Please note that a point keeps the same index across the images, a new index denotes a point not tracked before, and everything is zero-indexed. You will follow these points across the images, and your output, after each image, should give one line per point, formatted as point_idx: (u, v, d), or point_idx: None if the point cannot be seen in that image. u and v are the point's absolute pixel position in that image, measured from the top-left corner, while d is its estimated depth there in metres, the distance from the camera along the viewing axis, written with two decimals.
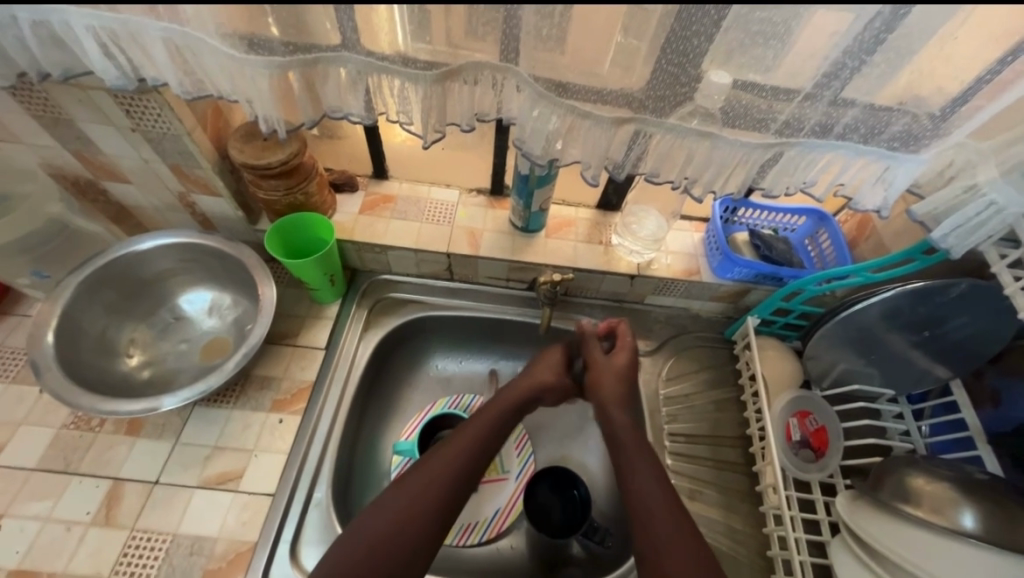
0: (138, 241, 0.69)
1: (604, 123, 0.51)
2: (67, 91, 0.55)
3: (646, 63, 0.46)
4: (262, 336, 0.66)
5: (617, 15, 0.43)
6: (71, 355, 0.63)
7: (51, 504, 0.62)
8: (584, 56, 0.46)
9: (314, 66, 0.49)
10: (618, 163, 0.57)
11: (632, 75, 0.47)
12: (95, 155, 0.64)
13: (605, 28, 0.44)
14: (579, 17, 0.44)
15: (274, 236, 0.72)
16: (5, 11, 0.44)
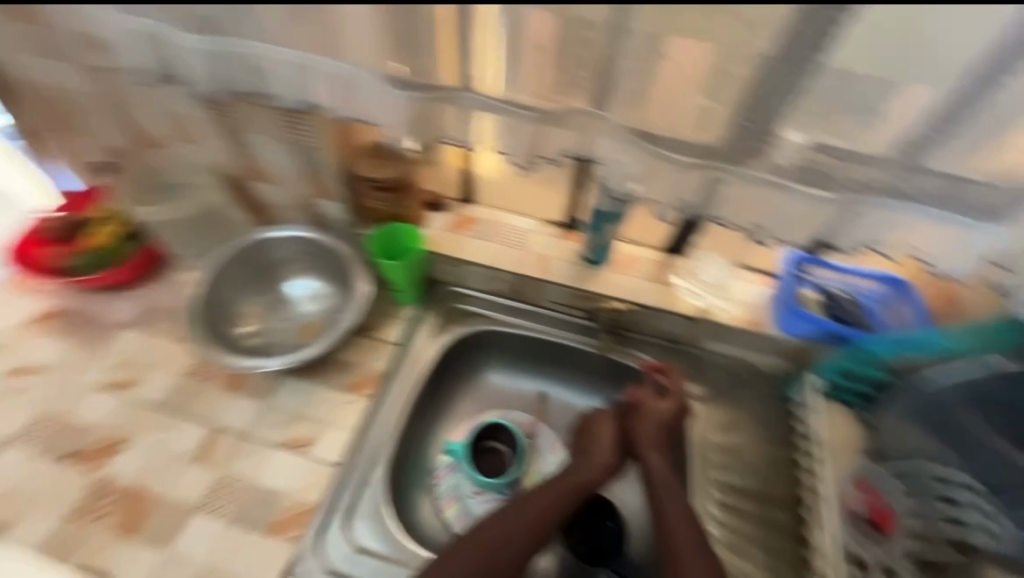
0: (266, 231, 0.82)
1: (682, 167, 0.57)
2: (249, 110, 0.71)
3: (725, 121, 0.53)
4: (358, 321, 0.80)
5: (699, 78, 0.50)
6: (210, 318, 0.78)
7: (163, 437, 0.74)
8: (663, 108, 0.54)
9: (441, 103, 0.61)
10: (691, 205, 0.61)
11: (707, 129, 0.54)
12: (252, 159, 0.80)
13: (690, 89, 0.51)
14: (662, 79, 0.51)
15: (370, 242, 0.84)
16: (233, 50, 0.58)
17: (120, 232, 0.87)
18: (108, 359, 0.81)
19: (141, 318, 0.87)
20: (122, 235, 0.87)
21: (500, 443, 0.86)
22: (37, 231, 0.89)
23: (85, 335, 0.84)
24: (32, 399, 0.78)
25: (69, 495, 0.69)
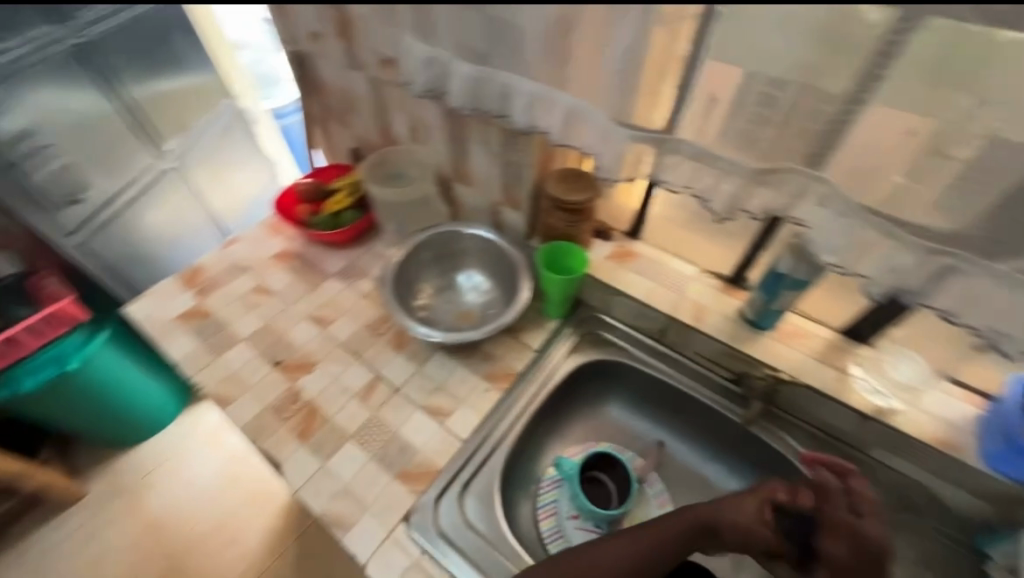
0: (462, 225, 0.96)
1: (915, 250, 0.56)
2: (479, 126, 0.84)
3: (929, 203, 0.55)
4: (512, 321, 0.86)
5: (902, 157, 0.54)
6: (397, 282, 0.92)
7: (339, 371, 0.89)
8: (859, 171, 0.56)
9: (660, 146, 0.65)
10: (911, 290, 0.58)
11: (906, 208, 0.56)
12: (464, 165, 0.95)
13: (891, 163, 0.55)
14: (863, 143, 0.54)
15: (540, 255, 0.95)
16: (492, 75, 0.70)
17: (353, 201, 1.09)
18: (316, 297, 1.02)
19: (345, 273, 1.07)
20: (353, 205, 1.10)
21: (606, 477, 0.86)
22: (294, 188, 1.15)
23: (305, 276, 1.06)
24: (262, 311, 0.99)
25: (269, 393, 0.86)
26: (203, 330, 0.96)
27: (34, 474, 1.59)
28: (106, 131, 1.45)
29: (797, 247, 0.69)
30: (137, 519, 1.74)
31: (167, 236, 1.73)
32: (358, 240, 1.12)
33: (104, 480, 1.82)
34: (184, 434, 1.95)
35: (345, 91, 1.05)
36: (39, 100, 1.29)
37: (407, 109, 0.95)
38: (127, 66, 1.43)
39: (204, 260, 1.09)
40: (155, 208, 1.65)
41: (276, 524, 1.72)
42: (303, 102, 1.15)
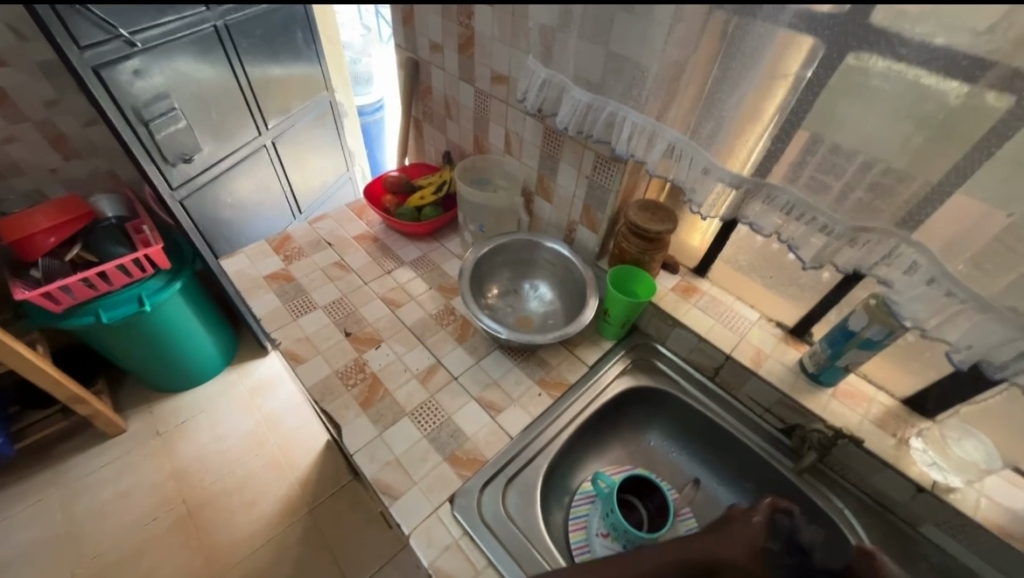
0: (543, 238, 1.00)
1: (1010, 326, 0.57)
2: (573, 146, 0.90)
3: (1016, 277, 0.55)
4: (574, 333, 0.88)
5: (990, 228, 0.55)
6: (473, 275, 0.96)
7: (402, 351, 0.94)
8: (942, 237, 0.58)
9: (759, 188, 0.68)
10: (999, 364, 0.60)
11: (995, 280, 0.57)
12: (550, 181, 1.01)
13: (976, 233, 0.56)
14: (946, 211, 0.57)
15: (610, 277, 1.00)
16: (602, 104, 0.75)
17: (435, 199, 1.18)
18: (388, 281, 1.09)
19: (417, 264, 1.14)
20: (434, 202, 1.18)
21: (639, 502, 0.85)
22: (383, 182, 1.25)
23: (381, 260, 1.14)
24: (339, 284, 1.07)
25: (337, 359, 0.92)
26: (285, 292, 1.03)
27: (87, 402, 1.69)
28: (222, 102, 1.59)
29: (875, 307, 0.70)
30: (165, 463, 1.82)
31: (250, 206, 1.90)
32: (433, 235, 1.21)
33: (143, 421, 1.92)
34: (223, 392, 2.05)
35: (449, 100, 1.15)
36: (176, 67, 1.41)
37: (506, 124, 1.03)
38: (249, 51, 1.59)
39: (294, 231, 1.19)
40: (243, 176, 1.80)
41: (293, 493, 1.77)
42: (408, 105, 1.26)
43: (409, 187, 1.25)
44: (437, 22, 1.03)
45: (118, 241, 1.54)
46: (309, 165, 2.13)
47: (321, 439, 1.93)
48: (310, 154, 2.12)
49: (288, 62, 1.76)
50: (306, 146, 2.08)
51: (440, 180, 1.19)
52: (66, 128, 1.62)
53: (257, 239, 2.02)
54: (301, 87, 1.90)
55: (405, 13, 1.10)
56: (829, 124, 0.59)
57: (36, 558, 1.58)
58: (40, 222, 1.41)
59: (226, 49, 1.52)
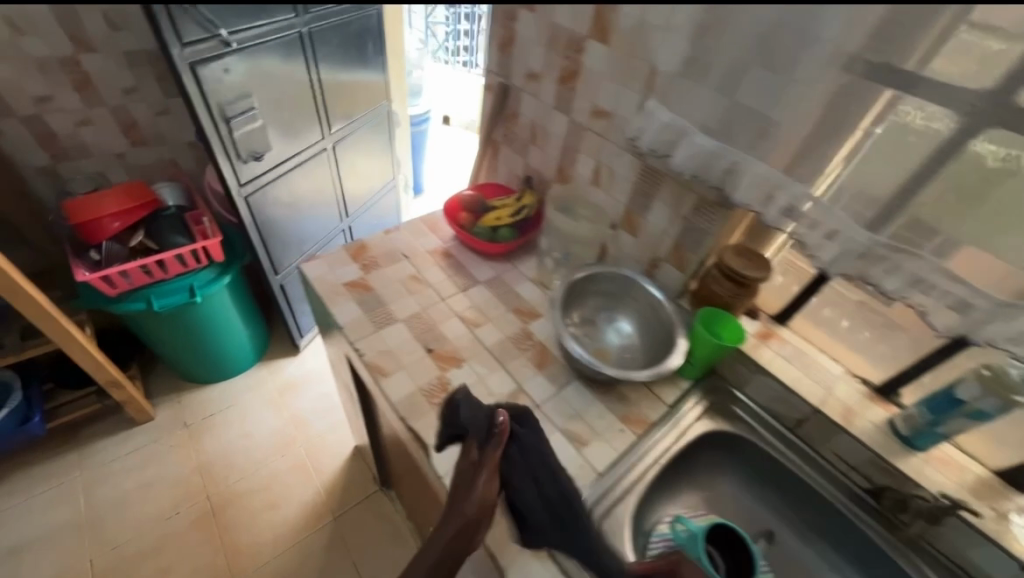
0: (628, 273, 1.01)
1: None
2: (674, 187, 0.92)
3: None
4: (667, 374, 0.88)
5: None
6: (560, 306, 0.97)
7: (484, 373, 0.94)
8: None
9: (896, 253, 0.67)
10: None
11: None
12: (639, 217, 1.02)
13: None
14: None
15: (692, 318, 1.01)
16: (729, 157, 0.77)
17: (512, 220, 1.19)
18: (465, 299, 1.09)
19: (492, 284, 1.14)
20: (510, 224, 1.19)
21: (718, 553, 0.82)
22: (460, 200, 1.27)
23: (456, 277, 1.14)
24: (417, 298, 1.07)
25: (421, 375, 0.91)
26: (365, 301, 1.04)
27: (122, 387, 1.68)
28: (296, 104, 1.62)
29: (991, 378, 0.71)
30: (190, 457, 1.79)
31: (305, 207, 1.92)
32: (506, 256, 1.21)
33: (171, 410, 1.90)
34: (253, 388, 2.03)
35: (537, 127, 1.17)
36: (261, 69, 1.44)
37: (598, 157, 1.05)
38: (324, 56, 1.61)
39: (369, 240, 1.20)
40: (302, 178, 1.80)
41: (317, 500, 1.74)
42: (489, 126, 1.28)
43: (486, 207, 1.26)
44: (539, 52, 1.06)
45: (177, 231, 1.54)
46: (359, 171, 2.14)
47: (348, 445, 1.91)
48: (363, 159, 2.15)
49: (347, 55, 1.74)
50: (359, 152, 2.09)
51: (519, 202, 1.20)
52: (138, 116, 1.65)
53: (309, 246, 2.01)
54: (358, 91, 1.91)
55: (504, 40, 1.13)
56: (921, 174, 0.74)
57: (55, 543, 1.55)
58: (108, 207, 1.43)
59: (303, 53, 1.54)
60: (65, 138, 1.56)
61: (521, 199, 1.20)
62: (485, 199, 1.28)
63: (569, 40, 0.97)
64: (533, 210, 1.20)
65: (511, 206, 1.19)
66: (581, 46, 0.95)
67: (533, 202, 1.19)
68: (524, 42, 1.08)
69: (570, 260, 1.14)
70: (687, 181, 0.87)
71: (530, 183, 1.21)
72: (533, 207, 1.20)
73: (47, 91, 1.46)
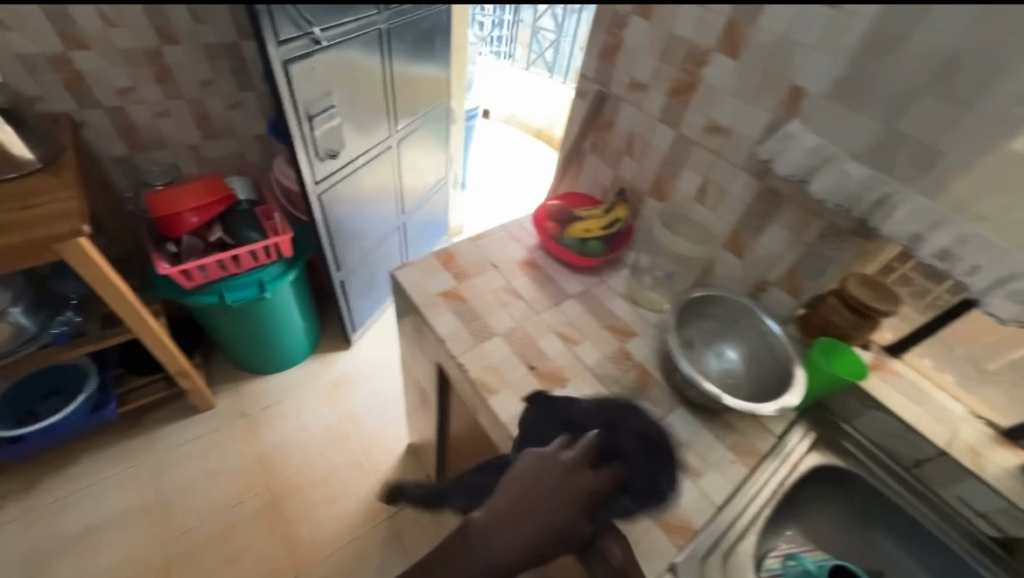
0: (738, 299, 0.98)
1: None
2: (799, 211, 0.88)
3: None
4: (792, 407, 0.83)
5: None
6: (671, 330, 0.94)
7: (589, 394, 0.92)
8: None
9: None
10: None
11: None
12: (748, 239, 0.99)
13: None
14: None
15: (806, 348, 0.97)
16: (883, 190, 0.75)
17: (602, 233, 1.16)
18: (559, 314, 1.07)
19: (583, 298, 1.12)
20: (599, 236, 1.16)
21: None
22: (546, 209, 1.25)
23: (547, 290, 1.12)
24: (511, 311, 1.05)
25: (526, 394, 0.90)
26: (462, 313, 1.02)
27: (190, 376, 1.71)
28: (370, 102, 1.61)
29: None
30: (251, 446, 1.82)
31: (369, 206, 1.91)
32: (591, 270, 1.18)
33: (230, 400, 1.93)
34: (307, 381, 2.05)
35: (635, 138, 1.14)
36: (343, 67, 1.43)
37: (707, 174, 1.01)
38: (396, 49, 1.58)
39: (456, 247, 1.18)
40: (368, 176, 1.79)
41: (374, 496, 1.76)
42: (579, 134, 1.25)
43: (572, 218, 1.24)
44: (649, 62, 1.02)
45: (252, 226, 1.55)
46: (417, 167, 2.13)
47: (402, 441, 1.92)
48: (421, 156, 2.14)
49: (413, 46, 1.70)
50: (419, 149, 2.07)
51: (609, 215, 1.17)
52: (212, 109, 1.65)
53: (370, 243, 2.01)
54: (422, 86, 1.88)
55: (607, 46, 1.09)
56: None
57: (126, 525, 1.59)
58: (188, 202, 1.45)
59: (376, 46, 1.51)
60: (143, 129, 1.57)
61: (611, 211, 1.17)
62: (571, 209, 1.25)
63: (689, 52, 0.93)
64: (623, 224, 1.17)
65: (601, 218, 1.16)
66: (703, 59, 0.91)
67: (625, 216, 1.16)
68: (631, 49, 1.04)
69: (667, 277, 1.11)
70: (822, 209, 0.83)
71: (622, 197, 1.18)
72: (624, 221, 1.17)
73: (130, 83, 1.47)
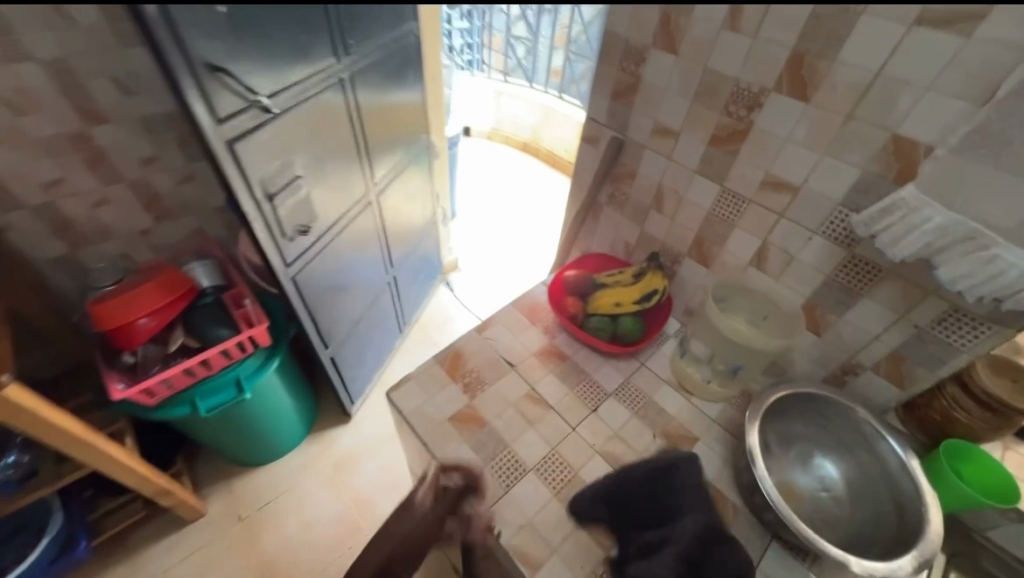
0: (833, 396, 0.77)
1: None
2: (906, 288, 0.68)
3: None
4: (935, 553, 0.63)
5: None
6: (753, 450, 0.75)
7: None
8: None
9: None
10: None
11: None
12: (829, 315, 0.79)
13: None
14: None
15: (921, 449, 0.77)
16: None
17: (636, 310, 0.95)
18: (599, 423, 0.87)
19: (624, 394, 0.92)
20: (633, 313, 0.95)
21: None
22: (568, 278, 1.05)
23: (579, 389, 0.92)
24: (541, 429, 0.85)
25: (579, 558, 0.70)
26: (481, 442, 0.82)
27: (172, 492, 1.49)
28: (341, 160, 1.40)
29: None
30: (251, 557, 1.61)
31: (355, 271, 1.69)
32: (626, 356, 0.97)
33: (223, 502, 1.72)
34: (305, 467, 1.84)
35: (665, 191, 0.93)
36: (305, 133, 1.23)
37: (766, 236, 0.81)
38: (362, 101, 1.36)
39: (462, 343, 0.98)
40: (348, 239, 1.58)
41: None
42: (593, 187, 1.05)
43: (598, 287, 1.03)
44: (680, 103, 0.82)
45: (221, 321, 1.34)
46: (401, 216, 1.92)
47: None
48: (406, 203, 1.94)
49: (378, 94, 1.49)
50: (400, 197, 1.86)
51: (643, 285, 0.95)
52: (160, 187, 1.30)
53: (359, 309, 1.79)
54: (396, 131, 1.68)
55: (623, 87, 0.89)
56: None
57: None
58: (141, 307, 1.22)
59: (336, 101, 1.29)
60: (82, 225, 1.24)
61: (644, 280, 0.96)
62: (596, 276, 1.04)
63: (735, 93, 0.74)
64: (661, 296, 0.95)
65: (634, 290, 0.95)
66: (759, 100, 0.72)
67: (663, 287, 0.94)
68: (654, 89, 0.85)
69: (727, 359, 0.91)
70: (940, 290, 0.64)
71: (657, 262, 0.96)
72: (663, 292, 0.95)
73: (58, 173, 1.13)
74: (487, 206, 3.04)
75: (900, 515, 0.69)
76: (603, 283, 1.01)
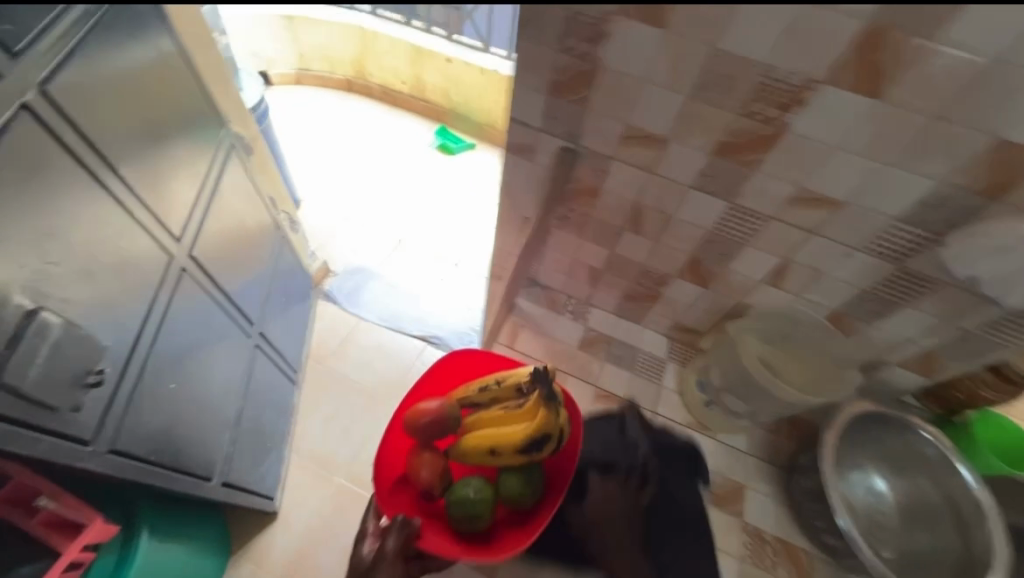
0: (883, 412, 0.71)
1: None
2: (959, 296, 0.59)
3: None
4: (1007, 554, 0.62)
5: None
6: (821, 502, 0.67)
7: None
8: None
9: None
10: None
11: None
12: (856, 324, 0.69)
13: None
14: None
15: (937, 420, 0.77)
16: None
17: (522, 461, 0.66)
18: None
19: None
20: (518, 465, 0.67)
21: None
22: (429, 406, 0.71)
23: None
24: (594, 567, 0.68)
25: None
26: None
27: None
28: (112, 214, 0.68)
29: None
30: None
31: (200, 351, 0.90)
32: (524, 525, 0.71)
33: None
34: None
35: (646, 210, 0.69)
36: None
37: (788, 254, 0.64)
38: (108, 116, 0.66)
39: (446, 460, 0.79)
40: (167, 317, 0.80)
41: None
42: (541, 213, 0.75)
43: (472, 411, 0.73)
44: (667, 102, 0.54)
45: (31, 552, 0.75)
46: (243, 222, 1.04)
47: None
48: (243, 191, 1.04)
49: (136, 62, 0.69)
50: (234, 203, 1.00)
51: (529, 419, 0.66)
52: None
53: (233, 412, 1.05)
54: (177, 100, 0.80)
55: (568, 76, 0.57)
56: None
57: None
58: None
59: (63, 131, 0.60)
60: None
61: (530, 412, 0.66)
62: (469, 390, 0.73)
63: (762, 86, 0.49)
64: (558, 445, 0.66)
65: (517, 430, 0.65)
66: (800, 97, 0.48)
67: (559, 426, 0.64)
68: (626, 80, 0.55)
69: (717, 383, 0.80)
70: (1001, 299, 0.57)
71: (546, 383, 0.65)
72: (560, 439, 0.65)
73: None
74: (335, 150, 2.06)
75: (954, 509, 0.68)
76: (472, 401, 0.72)
